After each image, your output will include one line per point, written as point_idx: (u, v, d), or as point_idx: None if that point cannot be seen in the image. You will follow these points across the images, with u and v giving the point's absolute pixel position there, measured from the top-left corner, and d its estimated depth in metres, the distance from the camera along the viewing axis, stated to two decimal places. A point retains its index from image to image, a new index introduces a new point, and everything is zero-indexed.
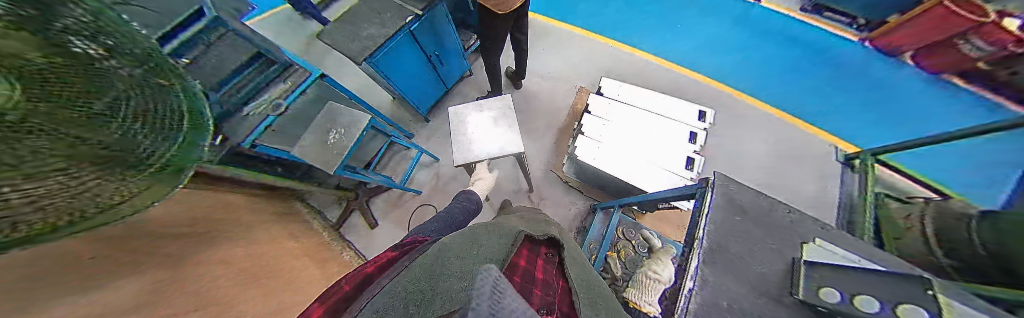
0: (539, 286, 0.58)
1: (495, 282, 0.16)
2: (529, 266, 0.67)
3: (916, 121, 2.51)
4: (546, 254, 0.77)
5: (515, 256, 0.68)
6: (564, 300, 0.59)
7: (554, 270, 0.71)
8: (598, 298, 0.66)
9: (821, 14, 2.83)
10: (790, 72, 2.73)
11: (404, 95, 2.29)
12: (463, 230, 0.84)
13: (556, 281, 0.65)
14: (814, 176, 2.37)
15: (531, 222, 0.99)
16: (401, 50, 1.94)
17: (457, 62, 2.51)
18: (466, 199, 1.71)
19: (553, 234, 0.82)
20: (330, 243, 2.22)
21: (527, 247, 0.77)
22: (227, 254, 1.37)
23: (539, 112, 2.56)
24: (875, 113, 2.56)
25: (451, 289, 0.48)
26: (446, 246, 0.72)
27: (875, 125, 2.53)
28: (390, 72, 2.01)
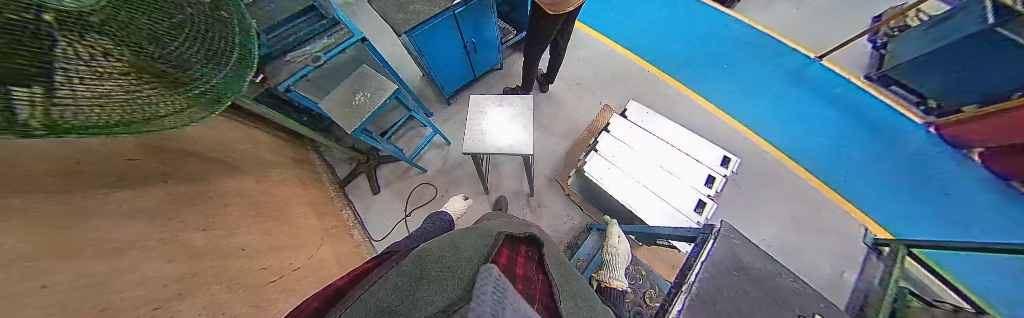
0: (521, 280, 0.55)
1: (494, 286, 0.18)
2: (511, 265, 0.62)
3: (975, 226, 2.24)
4: (525, 252, 0.76)
5: (500, 256, 0.63)
6: (545, 291, 0.56)
7: (537, 268, 0.68)
8: (581, 300, 0.63)
9: (887, 87, 2.62)
10: (836, 139, 2.54)
11: (434, 74, 2.34)
12: (444, 235, 0.83)
13: (537, 276, 0.64)
14: (832, 253, 2.19)
15: (510, 225, 1.00)
16: (441, 31, 1.99)
17: (491, 54, 2.54)
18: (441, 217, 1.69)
19: (533, 233, 0.84)
20: (332, 198, 2.31)
21: (508, 246, 0.74)
22: (241, 184, 1.46)
23: (560, 119, 2.53)
24: (925, 207, 2.32)
25: (445, 278, 0.46)
26: (424, 252, 0.68)
27: (922, 219, 2.28)
28: (426, 50, 2.07)
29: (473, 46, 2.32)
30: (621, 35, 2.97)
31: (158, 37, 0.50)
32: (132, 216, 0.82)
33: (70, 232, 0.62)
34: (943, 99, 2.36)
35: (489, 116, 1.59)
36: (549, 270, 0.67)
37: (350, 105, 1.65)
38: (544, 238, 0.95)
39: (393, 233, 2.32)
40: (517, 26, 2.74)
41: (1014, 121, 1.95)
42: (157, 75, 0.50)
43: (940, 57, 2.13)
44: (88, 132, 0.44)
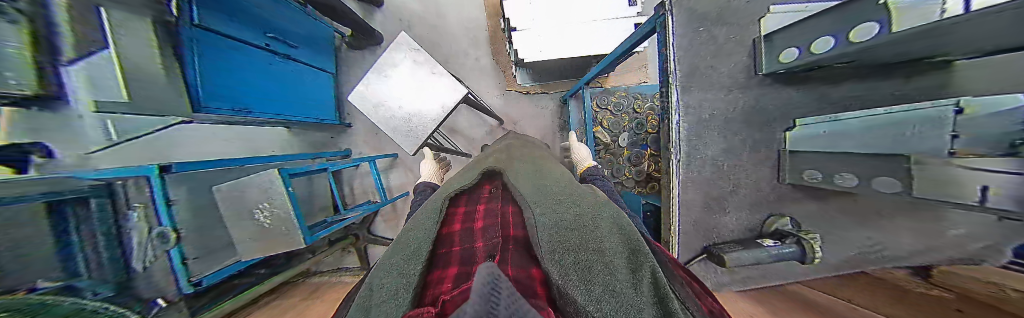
0: (486, 231, 0.55)
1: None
2: (469, 223, 0.61)
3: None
4: (489, 194, 0.79)
5: (454, 225, 0.60)
6: (518, 224, 0.58)
7: (501, 200, 0.73)
8: (553, 187, 0.66)
9: None
10: None
11: (283, 115, 1.71)
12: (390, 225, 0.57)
13: (504, 212, 0.66)
14: None
15: (465, 171, 0.96)
16: (215, 53, 1.23)
17: (307, 29, 1.78)
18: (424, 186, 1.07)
19: (491, 167, 0.89)
20: None
21: (468, 196, 0.78)
22: None
23: (451, 33, 2.02)
24: None
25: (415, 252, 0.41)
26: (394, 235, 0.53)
27: None
28: (231, 94, 1.34)
29: (282, 39, 1.57)
30: None
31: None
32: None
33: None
34: None
35: (391, 97, 1.22)
36: (515, 193, 0.69)
37: (263, 229, 1.17)
38: (504, 163, 0.95)
39: None
40: None
41: None
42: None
43: None
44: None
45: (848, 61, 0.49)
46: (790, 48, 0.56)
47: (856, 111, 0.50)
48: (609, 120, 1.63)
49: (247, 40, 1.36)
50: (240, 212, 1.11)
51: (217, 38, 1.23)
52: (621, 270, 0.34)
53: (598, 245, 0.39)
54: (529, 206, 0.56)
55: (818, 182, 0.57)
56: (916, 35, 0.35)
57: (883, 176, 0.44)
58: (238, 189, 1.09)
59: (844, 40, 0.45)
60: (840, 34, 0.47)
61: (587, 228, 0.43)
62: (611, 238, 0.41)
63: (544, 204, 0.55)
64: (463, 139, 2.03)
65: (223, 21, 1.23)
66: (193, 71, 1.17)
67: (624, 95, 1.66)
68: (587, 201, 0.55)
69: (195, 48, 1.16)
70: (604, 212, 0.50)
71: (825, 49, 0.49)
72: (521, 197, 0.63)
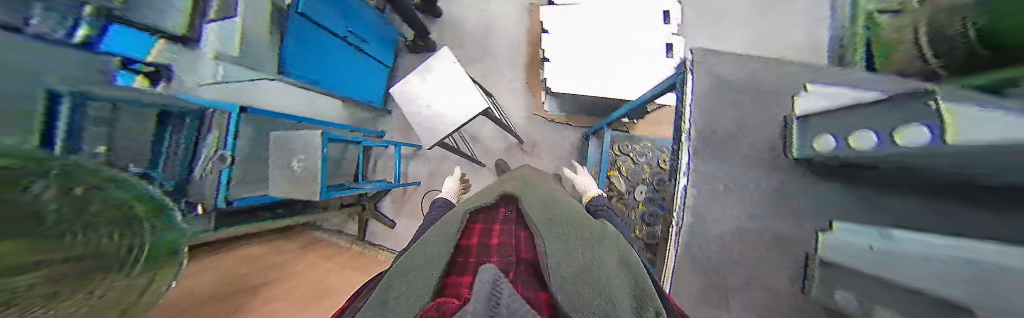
0: (500, 249, 0.62)
1: None
2: (485, 239, 0.67)
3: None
4: (503, 216, 0.84)
5: (470, 239, 0.67)
6: (528, 246, 0.65)
7: (515, 224, 0.78)
8: (562, 213, 0.70)
9: None
10: None
11: (342, 91, 2.04)
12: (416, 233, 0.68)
13: (516, 235, 0.72)
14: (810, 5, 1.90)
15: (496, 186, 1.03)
16: (303, 32, 1.59)
17: (379, 30, 2.20)
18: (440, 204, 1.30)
19: (506, 191, 0.90)
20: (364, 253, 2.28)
21: (485, 218, 0.81)
22: (272, 294, 1.37)
23: (496, 52, 2.20)
24: None
25: (427, 267, 0.48)
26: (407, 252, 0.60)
27: None
28: (305, 65, 1.68)
29: (356, 33, 1.94)
30: None
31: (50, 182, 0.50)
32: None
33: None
34: None
35: (426, 95, 1.38)
36: (525, 215, 0.74)
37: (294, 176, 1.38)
38: (519, 187, 0.99)
39: None
40: None
41: None
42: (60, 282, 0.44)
43: None
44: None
45: (869, 165, 0.36)
46: (811, 134, 0.44)
47: (878, 226, 0.34)
48: (627, 167, 1.56)
49: (330, 27, 1.72)
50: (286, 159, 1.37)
51: (309, 22, 1.60)
52: (622, 298, 0.38)
53: (600, 271, 0.44)
54: (540, 229, 0.61)
55: (827, 304, 0.37)
56: (913, 160, 0.29)
57: (848, 297, 0.33)
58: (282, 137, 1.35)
59: (845, 144, 0.36)
60: (840, 134, 0.38)
61: (590, 257, 0.48)
62: (613, 270, 0.46)
63: (553, 230, 0.60)
64: (481, 149, 2.12)
65: (317, 10, 1.60)
66: (285, 41, 1.52)
67: (650, 146, 1.57)
68: (596, 232, 0.59)
69: (291, 26, 1.51)
70: (609, 246, 0.54)
71: (830, 148, 0.39)
72: (533, 219, 0.67)
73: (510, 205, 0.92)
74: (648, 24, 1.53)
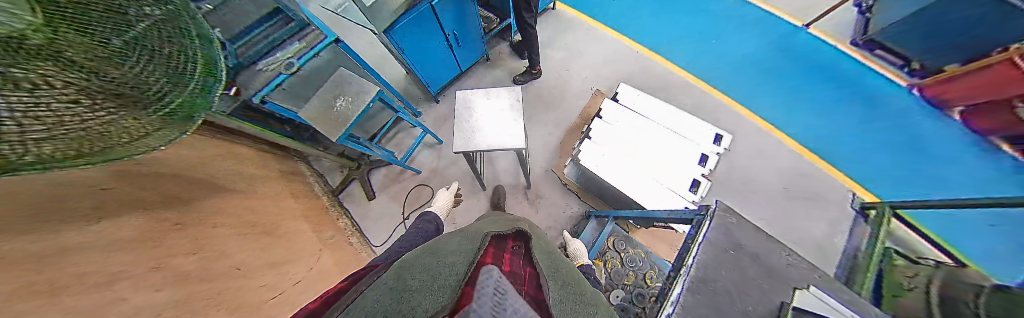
0: (508, 276, 0.59)
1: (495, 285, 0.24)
2: (498, 263, 0.66)
3: (986, 171, 2.02)
4: (512, 247, 0.82)
5: (486, 256, 0.66)
6: (533, 281, 0.61)
7: (523, 259, 0.76)
8: (569, 282, 0.70)
9: (871, 52, 2.35)
10: (838, 117, 2.26)
11: (419, 72, 2.15)
12: (428, 244, 0.81)
13: (523, 270, 0.68)
14: (828, 212, 2.02)
15: (498, 222, 1.02)
16: (420, 16, 1.77)
17: (477, 47, 2.33)
18: (430, 218, 1.52)
19: (520, 228, 0.90)
20: (329, 208, 2.21)
21: (495, 244, 0.79)
22: (226, 202, 1.31)
23: (548, 102, 2.38)
24: (932, 173, 2.07)
25: (431, 286, 0.48)
26: (411, 260, 0.67)
27: (926, 181, 2.06)
28: (405, 39, 1.84)
29: (458, 39, 2.12)
30: (609, 15, 2.70)
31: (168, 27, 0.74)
32: (142, 239, 0.81)
33: (63, 264, 0.58)
34: (926, 58, 2.11)
35: (476, 111, 1.52)
36: (535, 259, 0.73)
37: (331, 113, 1.53)
38: (531, 230, 1.00)
39: (391, 237, 2.20)
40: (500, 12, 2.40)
41: (1001, 76, 1.75)
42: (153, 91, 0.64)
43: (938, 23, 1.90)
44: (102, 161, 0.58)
45: None
46: None
47: None
48: (613, 266, 1.53)
49: (440, 22, 1.89)
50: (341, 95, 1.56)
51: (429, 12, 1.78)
52: None
53: None
54: (550, 284, 0.60)
55: None
56: None
57: None
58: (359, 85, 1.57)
59: None
60: None
61: None
62: None
63: (563, 294, 0.59)
64: (491, 174, 2.17)
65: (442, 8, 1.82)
66: (405, 16, 1.70)
67: (643, 256, 1.55)
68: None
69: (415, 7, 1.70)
70: None
71: None
72: (545, 274, 0.66)
73: (518, 240, 0.87)
74: (689, 156, 1.68)
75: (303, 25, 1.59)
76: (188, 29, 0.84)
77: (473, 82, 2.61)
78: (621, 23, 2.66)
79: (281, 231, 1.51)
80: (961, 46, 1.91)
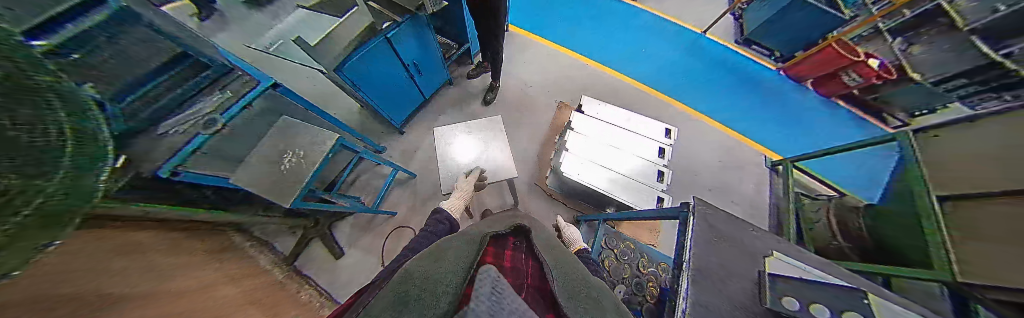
0: (511, 275, 0.59)
1: (490, 286, 0.14)
2: (499, 260, 0.67)
3: (836, 122, 2.79)
4: (514, 244, 0.81)
5: (487, 256, 0.67)
6: (537, 274, 0.63)
7: (525, 255, 0.75)
8: (571, 270, 0.71)
9: (749, 47, 3.11)
10: (738, 97, 2.87)
11: (378, 106, 2.01)
12: (427, 251, 0.74)
13: (526, 264, 0.69)
14: (752, 174, 2.50)
15: (497, 222, 1.00)
16: (376, 51, 1.68)
17: (436, 72, 2.28)
18: (443, 217, 1.21)
19: (519, 224, 0.87)
20: (284, 281, 1.84)
21: (495, 244, 0.77)
22: (145, 307, 0.99)
23: (518, 119, 2.47)
24: (806, 131, 2.76)
25: (436, 291, 0.44)
26: (412, 267, 0.61)
27: (803, 137, 2.73)
28: (359, 74, 1.70)
29: (418, 69, 2.08)
30: (555, 33, 2.99)
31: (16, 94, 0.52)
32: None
33: None
34: (782, 48, 2.89)
35: (458, 145, 1.51)
36: (539, 253, 0.72)
37: (277, 172, 1.30)
38: (531, 225, 0.96)
39: None
40: (456, 38, 2.46)
41: (828, 56, 2.47)
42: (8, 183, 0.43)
43: (801, 24, 2.57)
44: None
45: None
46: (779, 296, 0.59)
47: None
48: (611, 263, 1.56)
49: (398, 54, 1.82)
50: (291, 150, 1.35)
51: (385, 44, 1.70)
52: None
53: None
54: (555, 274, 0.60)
55: None
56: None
57: None
58: (313, 135, 1.39)
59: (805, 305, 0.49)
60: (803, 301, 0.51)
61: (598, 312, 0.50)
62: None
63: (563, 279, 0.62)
64: (477, 201, 2.10)
65: (398, 41, 1.76)
66: (358, 52, 1.59)
67: (632, 247, 1.64)
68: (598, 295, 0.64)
69: (369, 42, 1.60)
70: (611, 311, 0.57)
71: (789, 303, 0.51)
72: (545, 265, 0.66)
73: (519, 236, 0.85)
74: (649, 150, 1.92)
75: (224, 69, 1.38)
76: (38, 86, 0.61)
77: (437, 108, 2.54)
78: (566, 40, 2.97)
79: None
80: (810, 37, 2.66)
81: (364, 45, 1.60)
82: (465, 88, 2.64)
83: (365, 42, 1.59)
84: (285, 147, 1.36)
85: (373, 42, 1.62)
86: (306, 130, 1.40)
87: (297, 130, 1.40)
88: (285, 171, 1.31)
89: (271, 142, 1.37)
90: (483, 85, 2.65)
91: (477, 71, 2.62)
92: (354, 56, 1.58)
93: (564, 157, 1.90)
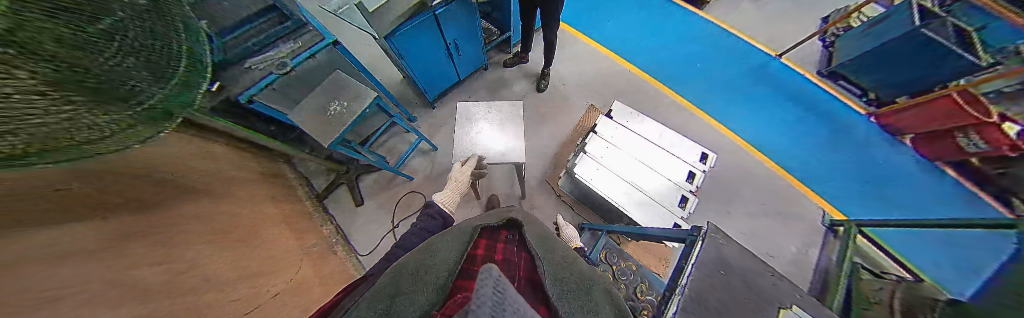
0: (501, 265, 0.61)
1: (496, 284, 0.10)
2: (488, 253, 0.67)
3: (935, 192, 2.25)
4: (506, 236, 0.81)
5: (475, 249, 0.67)
6: (528, 266, 0.63)
7: (517, 247, 0.76)
8: (560, 261, 0.71)
9: (835, 82, 2.61)
10: (806, 138, 2.46)
11: (417, 78, 2.15)
12: (422, 244, 0.77)
13: (518, 257, 0.69)
14: (801, 228, 2.15)
15: (491, 215, 1.00)
16: (425, 25, 1.78)
17: (475, 55, 2.34)
18: (433, 212, 1.24)
19: (511, 218, 0.86)
20: (312, 213, 2.12)
21: (486, 237, 0.78)
22: (201, 206, 1.22)
23: (544, 115, 2.44)
24: (888, 195, 2.27)
25: (428, 282, 0.46)
26: (403, 265, 0.63)
27: (880, 202, 2.26)
28: (405, 44, 1.82)
29: (459, 50, 2.17)
30: (602, 34, 2.85)
31: (145, 16, 0.67)
32: (95, 248, 0.70)
33: (30, 267, 0.52)
34: (880, 90, 2.38)
35: (478, 123, 1.56)
36: (530, 245, 0.73)
37: (322, 117, 1.49)
38: (526, 220, 0.94)
39: (379, 246, 2.11)
40: (501, 25, 2.48)
41: (947, 111, 1.97)
42: (113, 82, 0.55)
43: (921, 64, 2.06)
44: (23, 165, 0.46)
45: None
46: None
47: None
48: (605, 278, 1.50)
49: (444, 31, 1.91)
50: (337, 98, 1.53)
51: (434, 20, 1.79)
52: None
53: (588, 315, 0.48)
54: (546, 266, 0.61)
55: None
56: None
57: None
58: (357, 89, 1.56)
59: None
60: None
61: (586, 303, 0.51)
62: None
63: (553, 269, 0.63)
64: (487, 184, 2.16)
65: (446, 19, 1.84)
66: (409, 23, 1.70)
67: (634, 267, 1.54)
68: (590, 287, 0.62)
69: (419, 16, 1.71)
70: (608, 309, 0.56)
71: None
72: (539, 257, 0.66)
73: (512, 232, 0.84)
74: (677, 172, 1.77)
75: (298, 24, 1.56)
76: (173, 22, 0.80)
77: (469, 90, 2.63)
78: (612, 42, 2.82)
79: (260, 238, 1.41)
80: (924, 83, 2.15)
81: (416, 18, 1.70)
82: (499, 74, 2.68)
83: (417, 15, 1.69)
84: (333, 95, 1.55)
85: (423, 16, 1.72)
86: (352, 85, 1.58)
87: (345, 83, 1.59)
88: (330, 116, 1.49)
89: (324, 90, 1.57)
90: (517, 76, 2.66)
91: (514, 61, 2.62)
92: (404, 27, 1.70)
93: (581, 158, 1.86)
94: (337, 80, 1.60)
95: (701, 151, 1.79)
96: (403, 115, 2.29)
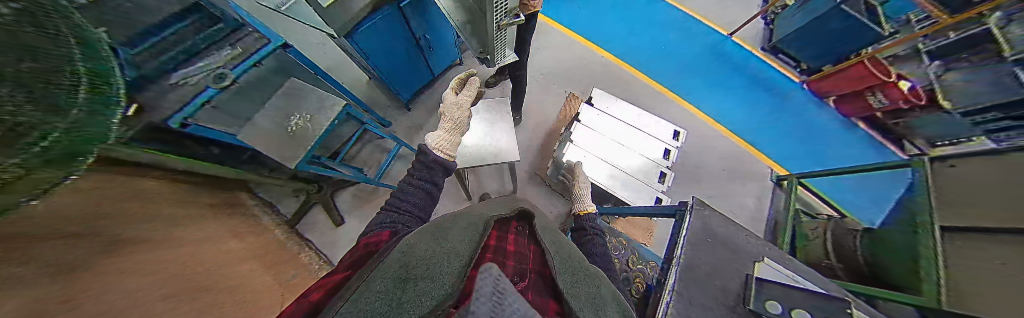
0: (513, 257, 0.61)
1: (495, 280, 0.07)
2: (501, 243, 0.66)
3: (851, 143, 2.71)
4: (516, 228, 0.80)
5: (490, 238, 0.66)
6: (536, 260, 0.64)
7: (526, 239, 0.77)
8: (569, 254, 0.73)
9: (775, 56, 2.97)
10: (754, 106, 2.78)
11: (385, 78, 2.00)
12: (431, 223, 0.72)
13: (528, 249, 0.70)
14: (755, 186, 2.48)
15: (498, 203, 0.98)
16: (389, 21, 1.63)
17: (448, 50, 2.23)
18: (430, 161, 1.11)
19: (523, 208, 0.84)
20: (284, 240, 1.91)
21: (498, 228, 0.75)
22: (143, 254, 1.04)
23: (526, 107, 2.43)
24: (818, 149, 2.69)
25: (445, 268, 0.43)
26: (412, 240, 0.58)
27: (812, 155, 2.67)
28: (367, 43, 1.66)
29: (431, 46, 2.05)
30: (574, 21, 2.87)
31: None
32: None
33: None
34: (811, 61, 2.74)
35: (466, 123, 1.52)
36: (540, 237, 0.73)
37: (283, 134, 1.31)
38: (533, 210, 0.94)
39: None
40: None
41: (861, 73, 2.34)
42: None
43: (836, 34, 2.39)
44: None
45: None
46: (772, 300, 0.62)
47: None
48: None
49: (411, 27, 1.77)
50: (296, 112, 1.36)
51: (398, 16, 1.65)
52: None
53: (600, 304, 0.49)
54: (554, 257, 0.62)
55: None
56: None
57: None
58: (320, 99, 1.40)
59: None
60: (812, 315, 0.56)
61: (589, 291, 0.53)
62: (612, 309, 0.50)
63: (561, 260, 0.64)
64: (476, 183, 2.12)
65: (410, 14, 1.70)
66: (370, 19, 1.54)
67: (625, 244, 1.65)
68: (591, 275, 0.64)
69: (380, 11, 1.55)
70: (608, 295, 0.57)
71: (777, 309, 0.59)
72: (548, 249, 0.67)
73: (518, 223, 0.83)
74: (655, 150, 1.90)
75: (234, 26, 1.36)
76: (58, 32, 0.63)
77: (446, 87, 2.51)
78: (584, 29, 2.86)
79: (227, 280, 1.25)
80: (839, 52, 2.51)
81: (376, 14, 1.55)
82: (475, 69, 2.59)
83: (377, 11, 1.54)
84: (291, 109, 1.37)
85: (385, 12, 1.57)
86: (314, 95, 1.41)
87: (304, 94, 1.41)
88: (291, 132, 1.32)
89: (277, 104, 1.37)
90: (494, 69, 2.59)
91: None
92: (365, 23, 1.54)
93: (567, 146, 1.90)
94: (292, 90, 1.41)
95: (673, 128, 1.94)
96: (376, 122, 2.12)
